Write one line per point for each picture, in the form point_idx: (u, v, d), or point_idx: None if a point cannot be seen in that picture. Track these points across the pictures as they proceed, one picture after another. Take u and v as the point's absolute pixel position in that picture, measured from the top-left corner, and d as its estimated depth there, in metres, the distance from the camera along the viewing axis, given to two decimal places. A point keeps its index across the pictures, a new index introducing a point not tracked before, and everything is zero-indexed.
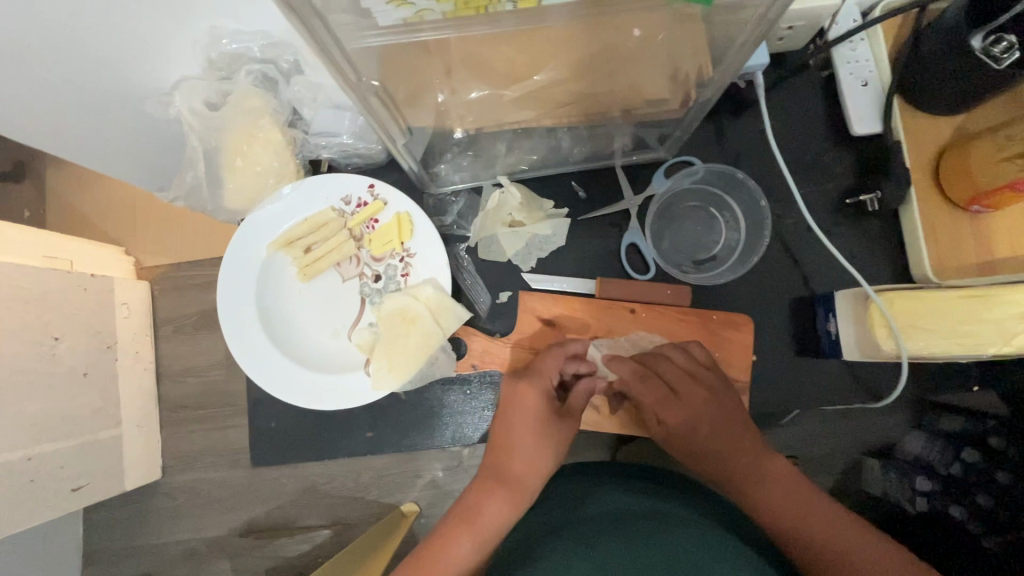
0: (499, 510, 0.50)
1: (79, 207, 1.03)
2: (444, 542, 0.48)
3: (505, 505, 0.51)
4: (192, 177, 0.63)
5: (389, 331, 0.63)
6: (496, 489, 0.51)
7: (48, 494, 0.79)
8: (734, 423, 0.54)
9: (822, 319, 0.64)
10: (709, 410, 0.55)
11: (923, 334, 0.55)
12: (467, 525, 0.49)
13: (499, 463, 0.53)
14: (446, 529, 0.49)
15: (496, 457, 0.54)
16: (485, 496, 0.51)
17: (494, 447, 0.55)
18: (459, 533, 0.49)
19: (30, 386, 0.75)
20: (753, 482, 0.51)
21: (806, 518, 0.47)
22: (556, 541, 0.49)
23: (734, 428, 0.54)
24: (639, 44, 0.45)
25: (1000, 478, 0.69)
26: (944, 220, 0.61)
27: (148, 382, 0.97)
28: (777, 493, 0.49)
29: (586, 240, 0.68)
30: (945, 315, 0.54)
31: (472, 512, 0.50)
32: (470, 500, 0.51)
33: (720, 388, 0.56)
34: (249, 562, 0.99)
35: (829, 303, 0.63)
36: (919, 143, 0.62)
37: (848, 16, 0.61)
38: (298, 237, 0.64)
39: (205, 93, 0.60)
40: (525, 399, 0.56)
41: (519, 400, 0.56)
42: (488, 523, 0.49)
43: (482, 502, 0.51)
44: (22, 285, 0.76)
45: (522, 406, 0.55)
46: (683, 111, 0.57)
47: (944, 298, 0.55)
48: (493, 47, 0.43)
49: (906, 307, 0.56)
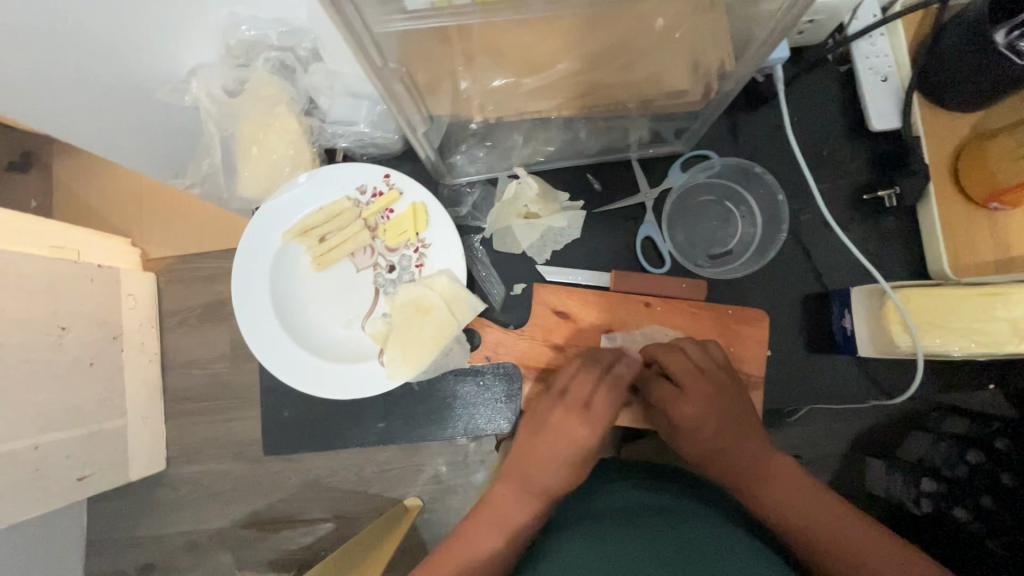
0: (524, 510, 0.51)
1: (87, 199, 1.03)
2: (470, 539, 0.50)
3: (530, 512, 0.51)
4: (208, 165, 0.64)
5: (403, 321, 0.63)
6: (526, 501, 0.51)
7: (53, 482, 0.79)
8: (746, 421, 0.54)
9: (838, 315, 0.64)
10: (727, 411, 0.53)
11: (938, 332, 0.55)
12: (496, 531, 0.50)
13: (535, 482, 0.52)
14: (472, 532, 0.50)
15: (532, 477, 0.52)
16: (515, 506, 0.51)
17: (527, 466, 0.53)
18: (483, 529, 0.50)
19: (36, 375, 0.75)
20: (764, 480, 0.50)
21: (815, 517, 0.47)
22: (571, 537, 0.49)
23: (746, 427, 0.53)
24: (660, 35, 0.45)
25: (1006, 480, 0.67)
26: (962, 217, 0.61)
27: (153, 373, 0.97)
28: (786, 491, 0.49)
29: (600, 233, 0.67)
30: (962, 313, 0.54)
31: (499, 516, 0.51)
32: (497, 507, 0.51)
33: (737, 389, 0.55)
34: (251, 554, 1.00)
35: (844, 298, 0.63)
36: (938, 139, 0.62)
37: (867, 12, 0.61)
38: (313, 226, 0.64)
39: (221, 79, 0.59)
40: (576, 435, 0.53)
41: (569, 435, 0.53)
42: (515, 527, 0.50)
43: (510, 510, 0.51)
44: (30, 273, 0.76)
45: (567, 438, 0.53)
46: (705, 104, 0.56)
47: (961, 296, 0.54)
48: (517, 33, 0.43)
49: (923, 305, 0.56)
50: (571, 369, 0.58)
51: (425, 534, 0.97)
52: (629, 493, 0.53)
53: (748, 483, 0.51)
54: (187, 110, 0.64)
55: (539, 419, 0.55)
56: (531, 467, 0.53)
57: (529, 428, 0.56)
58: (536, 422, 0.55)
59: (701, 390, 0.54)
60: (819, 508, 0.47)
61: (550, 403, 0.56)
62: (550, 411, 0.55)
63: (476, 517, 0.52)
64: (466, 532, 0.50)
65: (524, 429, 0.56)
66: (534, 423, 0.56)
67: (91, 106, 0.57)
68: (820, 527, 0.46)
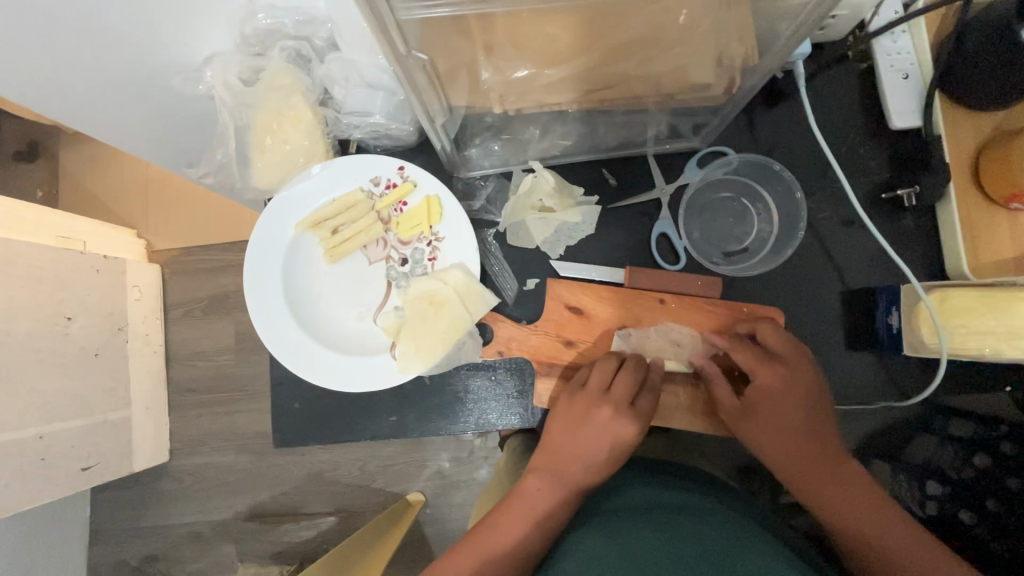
0: (554, 499, 0.52)
1: (94, 189, 1.03)
2: (501, 524, 0.50)
3: (559, 506, 0.52)
4: (223, 155, 0.63)
5: (417, 314, 0.63)
6: (560, 490, 0.52)
7: (58, 472, 0.78)
8: (811, 412, 0.55)
9: (884, 310, 0.63)
10: (795, 401, 0.55)
11: (973, 335, 0.56)
12: (524, 523, 0.50)
13: (572, 477, 0.53)
14: (498, 522, 0.50)
15: (571, 472, 0.53)
16: (547, 494, 0.52)
17: (568, 460, 0.54)
18: (513, 517, 0.50)
19: (42, 365, 0.75)
20: (814, 478, 0.52)
21: (861, 516, 0.49)
22: (591, 530, 0.50)
23: (804, 424, 0.54)
24: (684, 29, 0.44)
25: (1011, 483, 0.70)
26: (981, 216, 0.61)
27: (158, 364, 0.97)
28: (835, 489, 0.51)
29: (614, 229, 0.67)
30: (999, 318, 0.55)
31: (531, 504, 0.51)
32: (525, 499, 0.51)
33: (810, 380, 0.55)
34: (253, 547, 1.00)
35: (894, 295, 0.62)
36: (959, 139, 0.61)
37: (890, 7, 0.61)
38: (326, 218, 0.64)
39: (238, 68, 0.59)
40: (621, 433, 0.55)
41: (615, 434, 0.55)
42: (547, 515, 0.51)
43: (539, 501, 0.51)
44: (36, 262, 0.75)
45: (607, 431, 0.55)
46: (725, 99, 0.55)
47: (1000, 300, 0.55)
48: (539, 25, 0.42)
49: (959, 307, 0.56)
50: (609, 364, 0.58)
51: (428, 529, 0.97)
52: (646, 492, 0.54)
53: (804, 479, 0.52)
54: (200, 99, 0.64)
55: (581, 413, 0.56)
56: (571, 461, 0.54)
57: (568, 421, 0.57)
58: (578, 416, 0.56)
59: (774, 382, 0.55)
60: (860, 508, 0.49)
61: (593, 398, 0.57)
62: (595, 408, 0.56)
63: (500, 508, 0.52)
64: (491, 523, 0.50)
65: (561, 420, 0.57)
66: (576, 416, 0.56)
67: (105, 92, 0.57)
68: (861, 524, 0.49)
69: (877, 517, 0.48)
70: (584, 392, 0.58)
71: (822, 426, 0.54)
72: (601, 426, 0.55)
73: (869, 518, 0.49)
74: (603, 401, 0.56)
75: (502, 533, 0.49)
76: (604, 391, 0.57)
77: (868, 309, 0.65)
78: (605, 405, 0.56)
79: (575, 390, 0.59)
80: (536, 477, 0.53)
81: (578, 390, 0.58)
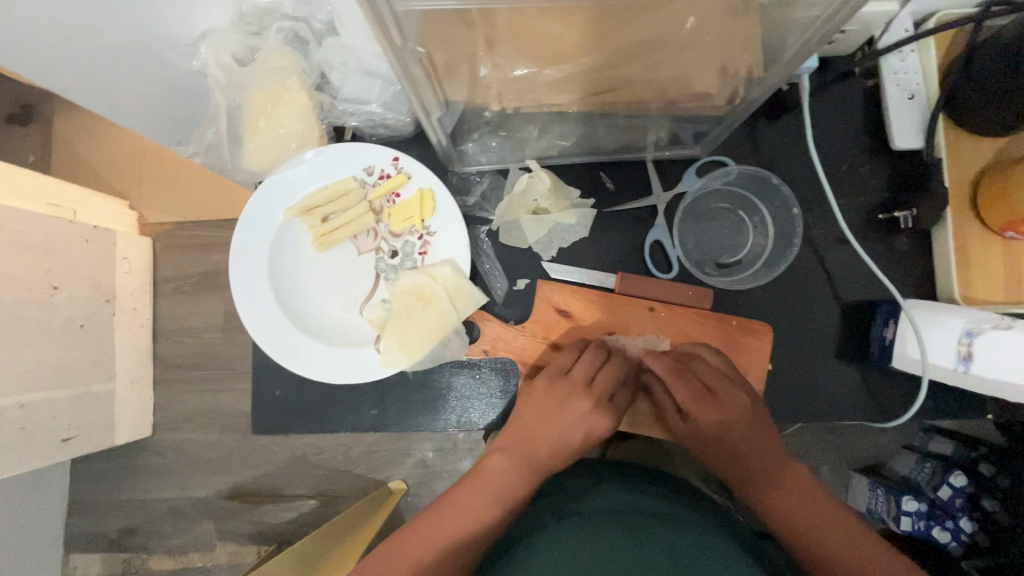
0: (514, 480, 0.51)
1: (87, 156, 1.01)
2: (462, 500, 0.50)
3: (521, 486, 0.51)
4: (213, 135, 0.62)
5: (402, 308, 0.62)
6: (521, 473, 0.52)
7: (38, 443, 0.77)
8: (762, 434, 0.53)
9: (880, 324, 0.63)
10: (736, 433, 0.53)
11: None
12: (487, 499, 0.50)
13: (537, 459, 0.53)
14: (465, 500, 0.50)
15: (538, 454, 0.53)
16: (509, 477, 0.51)
17: (535, 441, 0.54)
18: (475, 495, 0.50)
19: (25, 334, 0.74)
20: (757, 487, 0.52)
21: (817, 530, 0.48)
22: (559, 532, 0.48)
23: (758, 443, 0.53)
24: (690, 36, 0.43)
25: (985, 505, 0.75)
26: (977, 242, 0.60)
27: (145, 338, 0.96)
28: (778, 499, 0.51)
29: (609, 233, 0.66)
30: None
31: (493, 486, 0.51)
32: (490, 479, 0.51)
33: (744, 398, 0.55)
34: (233, 525, 1.00)
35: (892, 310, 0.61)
36: (961, 164, 0.60)
37: (901, 24, 0.59)
38: (316, 205, 0.63)
39: (234, 47, 0.57)
40: (595, 425, 0.54)
41: (592, 424, 0.54)
42: (507, 495, 0.50)
43: (505, 482, 0.51)
44: (24, 229, 0.74)
45: (575, 420, 0.54)
46: (727, 109, 0.55)
47: None
48: (541, 23, 0.41)
49: None
50: (597, 358, 0.58)
51: (407, 517, 0.97)
52: (624, 494, 0.52)
53: (756, 490, 0.52)
54: (195, 74, 0.62)
55: (562, 402, 0.55)
56: (540, 443, 0.53)
57: (541, 406, 0.55)
58: (555, 402, 0.55)
59: (711, 422, 0.54)
60: (819, 513, 0.49)
61: (576, 389, 0.55)
62: (575, 397, 0.55)
63: (462, 487, 0.51)
64: (456, 501, 0.50)
65: (535, 405, 0.56)
66: (552, 398, 0.55)
67: (99, 56, 0.55)
68: (810, 534, 0.48)
69: (839, 520, 0.48)
70: (564, 380, 0.56)
71: (772, 449, 0.53)
72: (569, 420, 0.54)
73: (822, 525, 0.48)
74: (584, 393, 0.55)
75: (465, 512, 0.49)
76: (586, 383, 0.56)
77: (863, 327, 0.65)
78: (587, 396, 0.55)
79: (556, 375, 0.57)
80: (501, 457, 0.53)
81: (559, 377, 0.57)
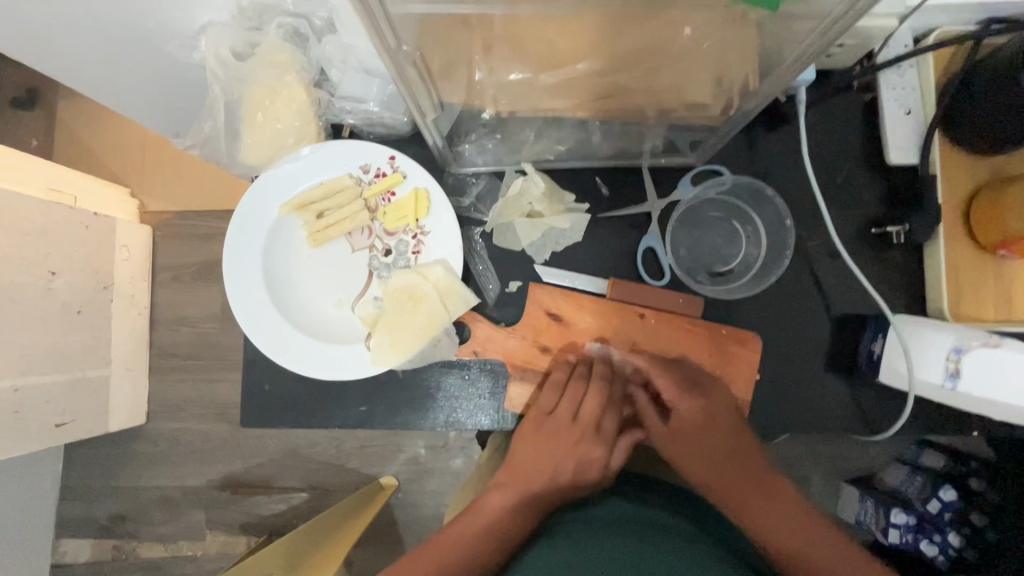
0: (510, 516, 0.52)
1: (90, 143, 1.01)
2: (452, 533, 0.51)
3: (518, 523, 0.52)
4: (211, 127, 0.62)
5: (393, 307, 0.63)
6: (517, 509, 0.52)
7: (33, 427, 0.77)
8: (739, 437, 0.56)
9: (868, 339, 0.63)
10: (710, 431, 0.56)
11: None
12: (480, 536, 0.50)
13: (534, 493, 0.54)
14: (454, 534, 0.51)
15: (532, 488, 0.54)
16: (504, 513, 0.52)
17: (530, 476, 0.55)
18: (466, 528, 0.51)
19: (22, 318, 0.74)
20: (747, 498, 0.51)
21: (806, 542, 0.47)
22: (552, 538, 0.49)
23: (736, 449, 0.55)
24: (686, 45, 0.43)
25: (974, 521, 0.75)
26: (968, 260, 0.60)
27: (142, 326, 0.96)
28: (769, 507, 0.50)
29: (602, 238, 0.67)
30: None
31: (487, 524, 0.51)
32: (483, 514, 0.52)
33: (725, 400, 0.58)
34: (224, 515, 1.00)
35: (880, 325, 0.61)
36: (954, 180, 0.60)
37: (900, 41, 0.60)
38: (312, 201, 0.63)
39: (234, 41, 0.58)
40: (587, 457, 0.56)
41: (586, 456, 0.56)
42: (502, 532, 0.51)
43: (500, 517, 0.51)
44: (24, 214, 0.74)
45: (569, 452, 0.56)
46: (724, 119, 0.55)
47: None
48: (537, 29, 0.41)
49: None
50: (580, 386, 0.60)
51: (398, 513, 0.98)
52: (620, 504, 0.53)
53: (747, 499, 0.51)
54: (194, 67, 0.62)
55: (554, 435, 0.57)
56: (536, 478, 0.55)
57: (534, 441, 0.57)
58: (547, 437, 0.57)
59: (687, 416, 0.57)
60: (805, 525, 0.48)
61: (564, 423, 0.58)
62: (566, 431, 0.57)
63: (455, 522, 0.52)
64: (449, 534, 0.51)
65: (527, 441, 0.58)
66: (543, 437, 0.58)
67: (100, 44, 0.55)
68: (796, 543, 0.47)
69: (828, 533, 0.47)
70: (552, 418, 0.59)
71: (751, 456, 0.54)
72: (562, 452, 0.56)
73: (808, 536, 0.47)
74: (573, 427, 0.58)
75: (457, 544, 0.50)
76: (572, 418, 0.58)
77: (852, 340, 0.65)
78: (574, 432, 0.57)
79: (545, 413, 0.60)
80: (497, 494, 0.54)
81: (548, 413, 0.59)
